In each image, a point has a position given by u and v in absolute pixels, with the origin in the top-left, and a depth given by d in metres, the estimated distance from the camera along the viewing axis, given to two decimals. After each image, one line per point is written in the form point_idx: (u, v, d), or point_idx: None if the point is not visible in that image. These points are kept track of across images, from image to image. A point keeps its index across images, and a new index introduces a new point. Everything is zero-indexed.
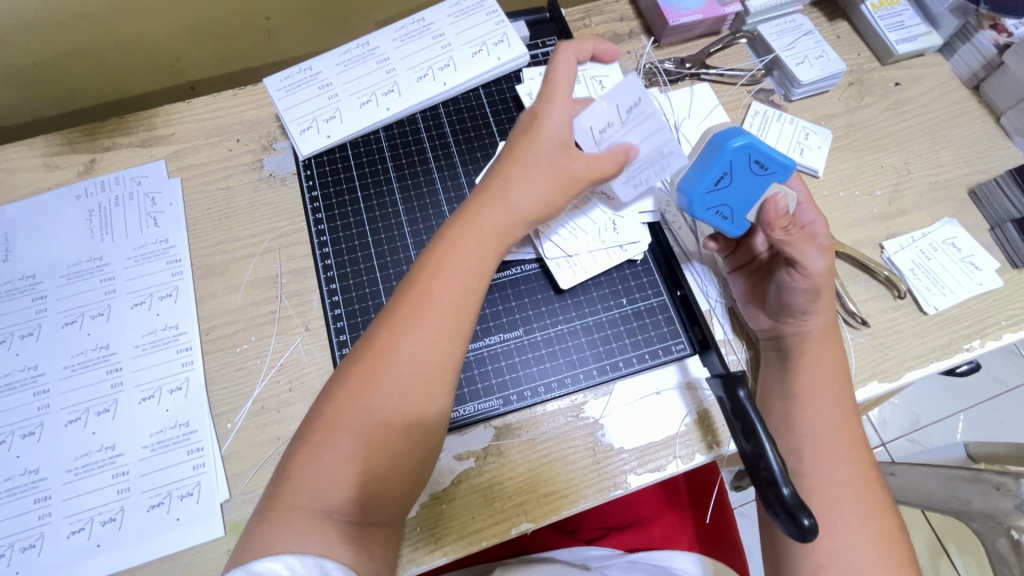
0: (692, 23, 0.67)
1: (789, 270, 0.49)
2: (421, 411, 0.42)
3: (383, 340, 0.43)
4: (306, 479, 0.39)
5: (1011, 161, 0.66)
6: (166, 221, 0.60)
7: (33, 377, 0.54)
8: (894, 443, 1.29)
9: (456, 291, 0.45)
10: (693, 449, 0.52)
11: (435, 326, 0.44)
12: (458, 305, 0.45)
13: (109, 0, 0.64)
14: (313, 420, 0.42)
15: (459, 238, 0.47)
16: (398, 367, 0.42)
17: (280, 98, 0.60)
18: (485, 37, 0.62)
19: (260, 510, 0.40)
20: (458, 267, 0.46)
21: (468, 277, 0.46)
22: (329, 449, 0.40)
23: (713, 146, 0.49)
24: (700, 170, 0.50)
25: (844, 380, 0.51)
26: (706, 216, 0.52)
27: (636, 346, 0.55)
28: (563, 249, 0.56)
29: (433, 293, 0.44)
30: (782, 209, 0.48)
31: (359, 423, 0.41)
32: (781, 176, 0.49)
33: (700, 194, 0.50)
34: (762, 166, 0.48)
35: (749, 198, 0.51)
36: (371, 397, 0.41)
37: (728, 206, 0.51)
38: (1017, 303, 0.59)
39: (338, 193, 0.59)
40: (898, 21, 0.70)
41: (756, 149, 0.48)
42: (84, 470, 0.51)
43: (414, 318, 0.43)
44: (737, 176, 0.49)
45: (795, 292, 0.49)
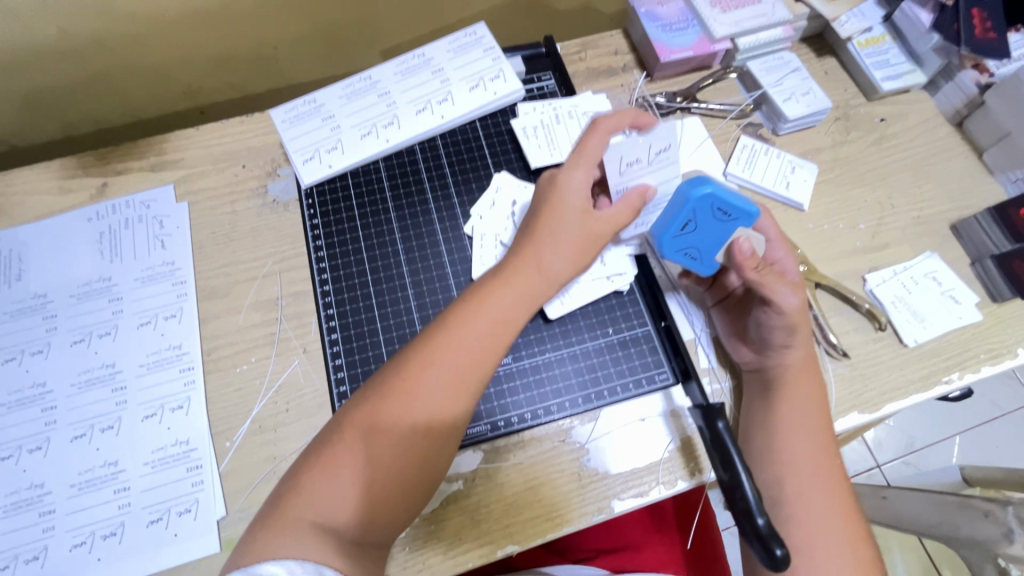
0: (682, 59, 0.70)
1: (762, 308, 0.53)
2: (434, 450, 0.45)
3: (413, 377, 0.45)
4: (317, 495, 0.41)
5: (993, 197, 0.68)
6: (173, 244, 0.63)
7: (41, 394, 0.56)
8: (889, 465, 1.29)
9: (485, 339, 0.47)
10: (675, 475, 0.54)
11: (463, 372, 0.46)
12: (483, 353, 0.47)
13: (123, 30, 0.67)
14: (327, 440, 0.44)
15: (493, 287, 0.49)
16: (425, 407, 0.45)
17: (284, 130, 0.63)
18: (483, 73, 0.64)
19: (260, 522, 0.41)
20: (489, 316, 0.48)
21: (499, 328, 0.48)
22: (344, 470, 0.42)
23: (680, 195, 0.52)
24: (668, 216, 0.53)
25: (822, 411, 0.53)
26: (676, 257, 0.56)
27: (620, 375, 0.57)
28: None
29: (464, 339, 0.47)
30: (747, 252, 0.51)
31: (376, 450, 0.43)
32: (744, 221, 0.52)
33: (669, 237, 0.54)
34: (726, 214, 0.52)
35: (715, 242, 0.54)
36: (394, 430, 0.44)
37: (696, 249, 0.55)
38: (996, 336, 0.61)
39: (338, 221, 0.62)
40: (883, 59, 0.72)
41: (718, 197, 0.51)
42: (88, 485, 0.53)
43: (443, 363, 0.46)
44: (703, 222, 0.52)
45: (770, 328, 0.53)
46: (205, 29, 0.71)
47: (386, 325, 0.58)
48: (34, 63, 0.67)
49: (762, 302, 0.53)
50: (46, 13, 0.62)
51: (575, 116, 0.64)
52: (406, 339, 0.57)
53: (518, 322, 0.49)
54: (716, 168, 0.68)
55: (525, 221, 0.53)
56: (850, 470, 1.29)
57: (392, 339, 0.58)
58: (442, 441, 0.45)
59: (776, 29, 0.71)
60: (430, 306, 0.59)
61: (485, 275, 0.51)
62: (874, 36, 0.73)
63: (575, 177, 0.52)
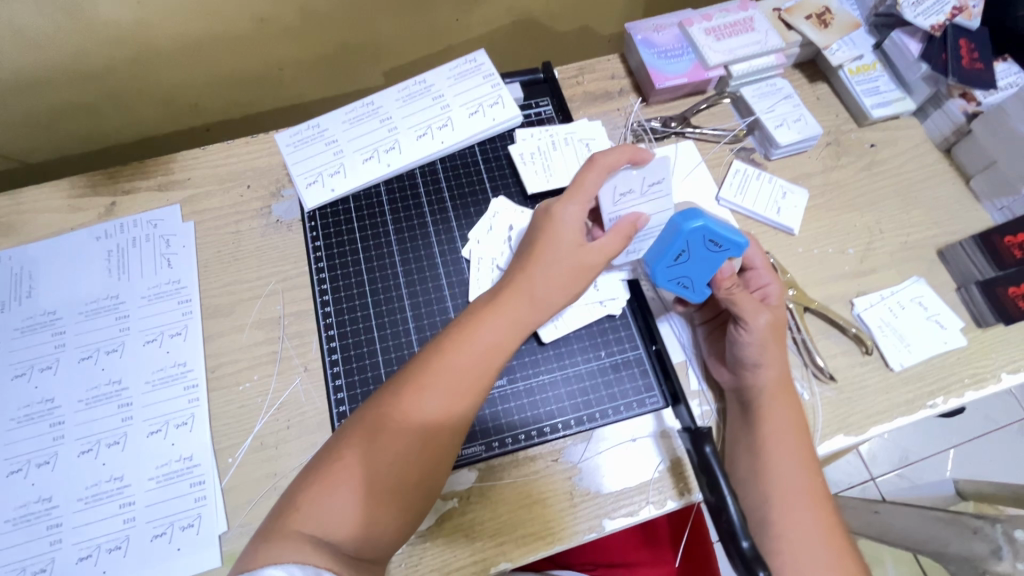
0: (677, 85, 0.72)
1: (736, 327, 0.55)
2: (429, 470, 0.47)
3: (410, 398, 0.47)
4: (317, 510, 0.43)
5: (979, 223, 0.70)
6: (179, 263, 0.64)
7: (50, 409, 0.58)
8: (883, 478, 1.30)
9: (480, 364, 0.49)
10: (665, 495, 0.55)
11: (457, 397, 0.48)
12: (478, 376, 0.49)
13: (133, 52, 0.69)
14: (331, 455, 0.46)
15: (488, 312, 0.51)
16: (422, 428, 0.47)
17: (289, 154, 0.65)
18: (482, 100, 0.66)
19: (260, 534, 0.42)
20: (485, 341, 0.50)
21: (493, 353, 0.50)
22: (344, 484, 0.44)
23: (673, 226, 0.54)
24: (662, 246, 0.55)
25: (806, 432, 0.54)
26: (669, 286, 0.57)
27: (612, 397, 0.59)
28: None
29: (461, 363, 0.49)
30: (727, 272, 0.56)
31: (374, 467, 0.45)
32: (734, 252, 0.54)
33: (662, 267, 0.56)
34: (718, 246, 0.54)
35: (705, 271, 0.55)
36: (393, 448, 0.45)
37: (688, 278, 0.56)
38: (980, 361, 0.62)
39: (339, 243, 0.64)
40: (873, 86, 0.73)
41: (710, 229, 0.53)
42: (94, 499, 0.54)
43: (440, 385, 0.48)
44: (696, 252, 0.54)
45: (744, 349, 0.54)
46: (212, 51, 0.73)
47: (385, 346, 0.60)
48: (46, 84, 0.69)
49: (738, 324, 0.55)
50: (61, 37, 0.64)
51: (571, 143, 0.65)
52: (404, 360, 0.59)
53: (511, 347, 0.51)
54: (709, 193, 0.70)
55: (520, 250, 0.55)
56: (845, 483, 1.30)
57: (390, 360, 0.59)
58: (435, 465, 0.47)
59: (768, 56, 0.73)
60: (428, 328, 0.60)
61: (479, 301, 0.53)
62: (864, 64, 0.74)
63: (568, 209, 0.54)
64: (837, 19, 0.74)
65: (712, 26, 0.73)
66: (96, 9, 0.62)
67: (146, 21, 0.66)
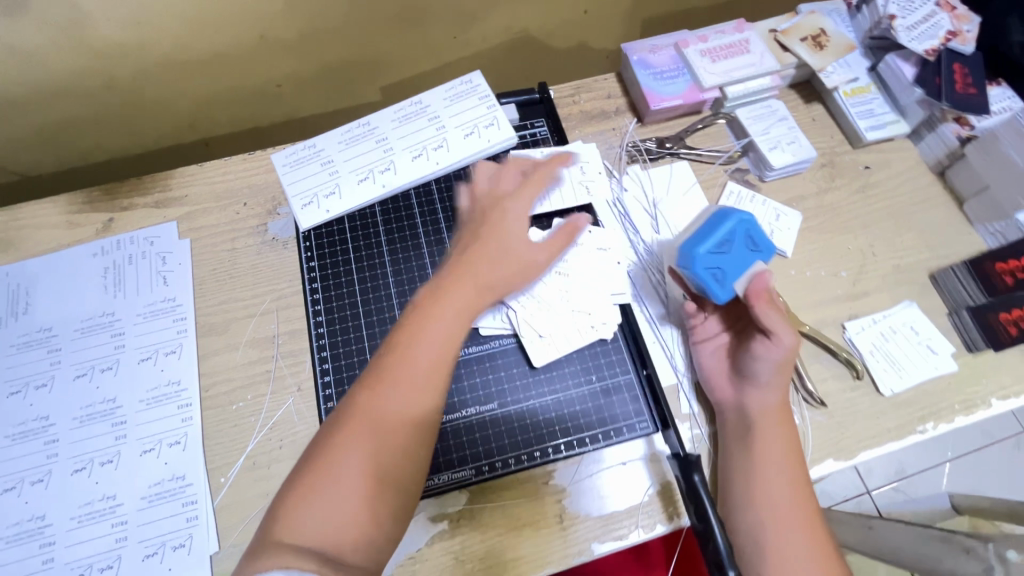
0: (672, 106, 0.72)
1: (762, 339, 0.54)
2: (401, 462, 0.47)
3: (371, 395, 0.48)
4: (298, 523, 0.43)
5: (972, 247, 0.70)
6: (175, 280, 0.65)
7: (44, 427, 0.58)
8: (879, 492, 1.30)
9: (437, 351, 0.50)
10: (654, 519, 0.55)
11: (419, 382, 0.49)
12: (437, 362, 0.50)
13: (133, 68, 0.70)
14: (302, 471, 0.46)
15: (438, 301, 0.52)
16: (384, 420, 0.47)
17: (284, 174, 0.65)
18: (477, 121, 0.67)
19: (247, 554, 0.42)
20: (439, 327, 0.50)
21: (450, 338, 0.50)
22: (319, 496, 0.44)
23: (715, 220, 0.57)
24: (704, 232, 0.56)
25: (799, 456, 0.53)
26: (704, 275, 0.55)
27: (601, 422, 0.59)
28: (536, 328, 0.61)
29: (417, 353, 0.49)
30: (767, 283, 0.55)
31: (349, 471, 0.45)
32: (765, 257, 0.56)
33: (703, 252, 0.55)
34: (755, 244, 0.56)
35: (739, 270, 0.56)
36: (363, 448, 0.46)
37: (722, 270, 0.55)
38: (971, 387, 0.63)
39: (333, 263, 0.64)
40: (868, 108, 0.74)
41: (751, 226, 0.57)
42: (86, 518, 0.55)
43: (398, 377, 0.48)
44: (737, 246, 0.56)
45: (766, 361, 0.54)
46: (211, 67, 0.74)
47: None
48: (46, 99, 0.70)
49: (763, 335, 0.55)
50: (60, 53, 0.64)
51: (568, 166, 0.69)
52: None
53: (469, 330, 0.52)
54: None
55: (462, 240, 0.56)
56: (840, 496, 1.29)
57: None
58: (409, 449, 0.48)
59: (764, 78, 0.73)
60: None
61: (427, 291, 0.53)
62: (859, 86, 0.75)
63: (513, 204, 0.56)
64: (832, 41, 0.74)
65: (708, 48, 0.73)
66: (94, 27, 0.63)
67: (145, 39, 0.66)
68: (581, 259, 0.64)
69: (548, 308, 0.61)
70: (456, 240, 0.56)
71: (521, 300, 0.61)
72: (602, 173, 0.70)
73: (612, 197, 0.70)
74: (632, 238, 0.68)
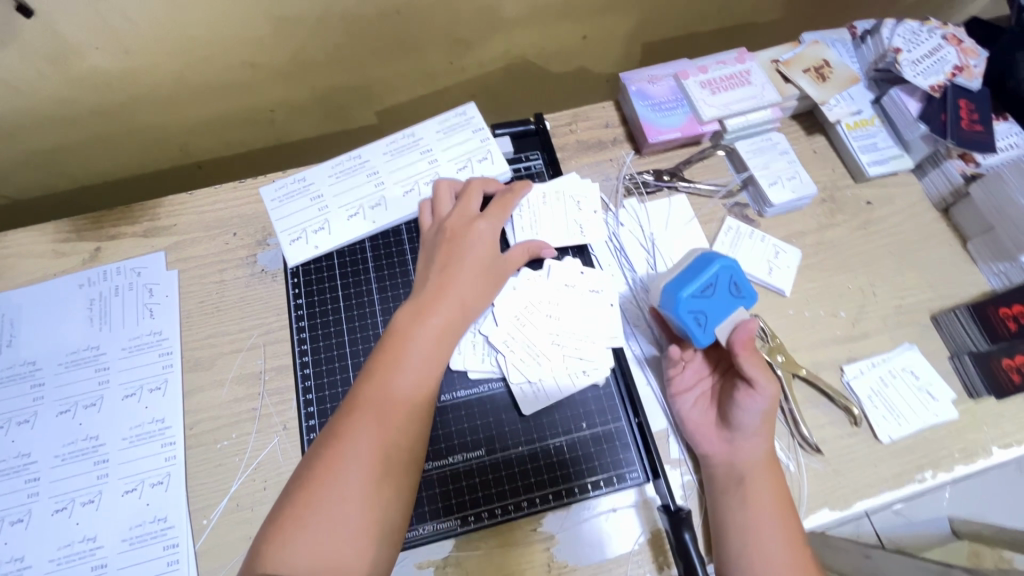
0: (670, 139, 0.71)
1: (745, 389, 0.54)
2: (387, 482, 0.48)
3: (352, 420, 0.50)
4: (286, 556, 0.43)
5: (975, 287, 0.68)
6: (161, 313, 0.64)
7: (26, 464, 0.57)
8: (877, 515, 1.27)
9: (417, 373, 0.53)
10: (644, 569, 0.54)
11: (403, 403, 0.51)
12: (414, 383, 0.52)
13: (122, 95, 0.69)
14: (289, 501, 0.46)
15: (415, 325, 0.55)
16: (368, 439, 0.49)
17: (273, 209, 0.64)
18: (471, 155, 0.65)
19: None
20: (418, 351, 0.54)
21: (428, 361, 0.54)
22: (308, 519, 0.45)
23: (700, 263, 0.56)
24: (689, 275, 0.56)
25: (790, 508, 0.52)
26: (687, 318, 0.56)
27: (592, 470, 0.58)
28: (527, 374, 0.59)
29: (398, 375, 0.52)
30: (750, 334, 0.55)
31: (338, 492, 0.46)
32: (748, 304, 0.56)
33: (688, 295, 0.55)
34: (738, 291, 0.56)
35: (721, 315, 0.56)
36: (350, 469, 0.47)
37: (705, 314, 0.56)
38: (971, 434, 0.61)
39: (321, 301, 0.63)
40: (871, 142, 0.72)
41: (736, 273, 0.56)
42: (66, 560, 0.54)
43: (377, 400, 0.51)
44: (720, 291, 0.56)
45: (753, 411, 0.54)
46: (201, 93, 0.73)
47: None
48: (34, 125, 0.69)
49: (745, 384, 0.55)
50: (46, 82, 0.63)
51: (561, 199, 0.66)
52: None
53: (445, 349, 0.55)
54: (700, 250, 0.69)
55: (429, 268, 0.59)
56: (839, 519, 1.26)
57: None
58: (395, 467, 0.49)
59: (764, 111, 0.71)
60: None
61: (403, 316, 0.56)
62: (863, 119, 0.73)
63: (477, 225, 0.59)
64: (835, 73, 0.73)
65: (708, 79, 0.72)
66: (82, 58, 0.62)
67: (134, 69, 0.66)
68: (574, 301, 0.62)
69: (538, 354, 0.60)
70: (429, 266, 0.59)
71: (511, 345, 0.60)
72: (597, 212, 0.66)
73: (609, 232, 0.69)
74: (627, 275, 0.67)
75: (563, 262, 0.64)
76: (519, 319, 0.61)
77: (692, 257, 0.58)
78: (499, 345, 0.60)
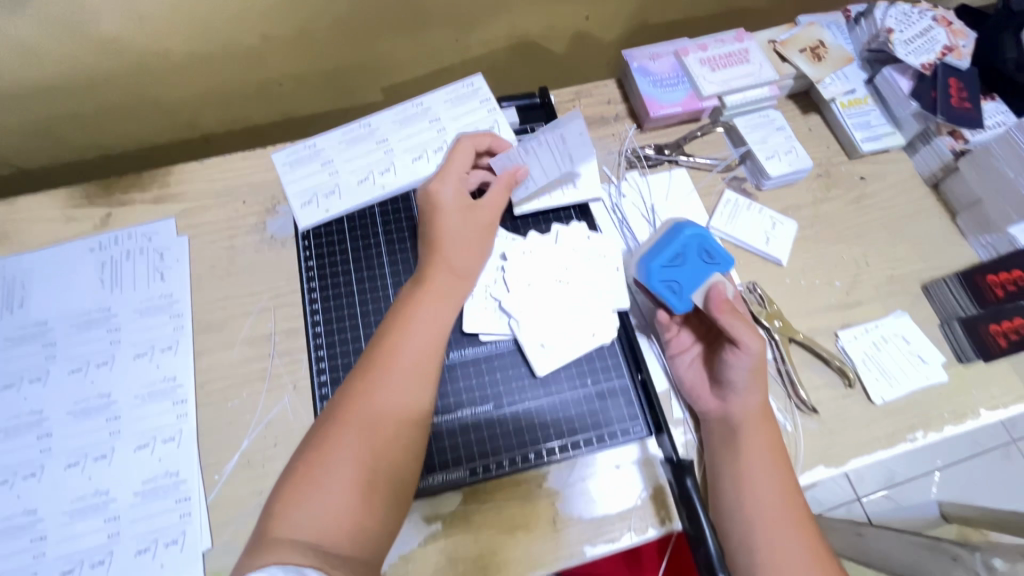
0: (671, 114, 0.73)
1: (731, 348, 0.56)
2: (391, 448, 0.50)
3: (356, 391, 0.51)
4: (293, 518, 0.45)
5: (964, 258, 0.71)
6: (172, 276, 0.65)
7: (37, 421, 0.58)
8: (869, 499, 1.29)
9: (419, 343, 0.54)
10: (646, 522, 0.56)
11: (404, 373, 0.52)
12: (415, 354, 0.53)
13: (134, 64, 0.70)
14: (295, 468, 0.48)
15: (416, 298, 0.56)
16: (372, 410, 0.50)
17: (284, 173, 0.66)
18: (478, 124, 0.67)
19: (250, 549, 0.44)
20: (419, 322, 0.55)
21: (429, 331, 0.55)
22: (314, 485, 0.46)
23: (671, 234, 0.60)
24: (660, 247, 0.60)
25: (784, 458, 0.54)
26: (660, 288, 0.59)
27: (597, 426, 0.59)
28: (539, 338, 0.61)
29: (396, 347, 0.53)
30: (724, 296, 0.56)
31: (341, 460, 0.48)
32: (723, 269, 0.59)
33: (657, 266, 0.59)
34: (709, 258, 0.59)
35: (697, 282, 0.59)
36: (354, 438, 0.49)
37: (678, 283, 0.59)
38: (960, 396, 0.63)
39: (332, 263, 0.64)
40: (865, 120, 0.75)
41: (705, 240, 0.60)
42: (79, 513, 0.55)
43: (380, 372, 0.52)
44: (690, 259, 0.59)
45: (739, 368, 0.55)
46: (211, 65, 0.74)
47: None
48: (46, 93, 0.70)
49: (732, 344, 0.56)
50: (60, 48, 0.64)
51: None
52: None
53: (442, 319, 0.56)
54: (700, 221, 0.71)
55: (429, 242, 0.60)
56: (829, 502, 1.28)
57: None
58: (398, 433, 0.50)
59: (762, 88, 0.74)
60: None
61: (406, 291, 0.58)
62: (857, 98, 0.76)
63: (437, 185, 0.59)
64: (831, 53, 0.75)
65: (708, 57, 0.74)
66: (96, 25, 0.63)
67: (147, 38, 0.67)
68: (581, 267, 0.64)
69: (548, 317, 0.62)
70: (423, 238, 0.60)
71: (522, 309, 0.62)
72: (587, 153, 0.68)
73: (611, 204, 0.71)
74: (628, 243, 0.69)
75: (570, 228, 0.66)
76: (529, 286, 0.62)
77: (665, 228, 0.61)
78: (510, 309, 0.61)
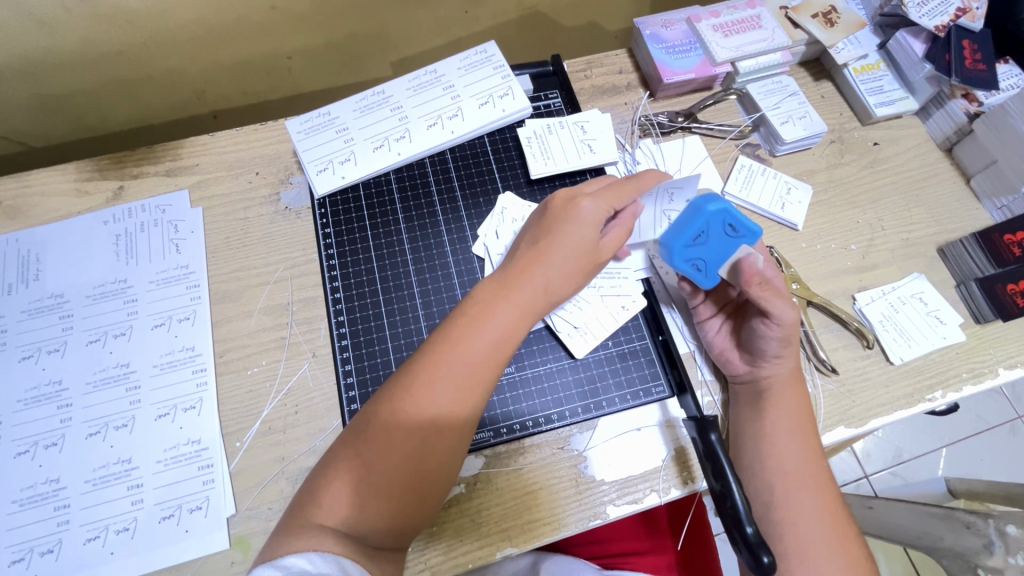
0: (684, 81, 0.72)
1: (760, 319, 0.55)
2: (438, 459, 0.46)
3: (418, 390, 0.46)
4: (328, 499, 0.43)
5: (979, 222, 0.71)
6: (187, 248, 0.64)
7: (57, 391, 0.58)
8: (876, 476, 1.26)
9: (485, 354, 0.48)
10: (670, 483, 0.56)
11: (468, 384, 0.47)
12: (485, 363, 0.48)
13: (144, 38, 0.70)
14: (342, 446, 0.45)
15: (493, 301, 0.50)
16: (432, 416, 0.46)
17: (300, 140, 0.68)
18: (492, 90, 0.70)
19: (279, 528, 0.42)
20: (491, 330, 0.49)
21: (499, 344, 0.49)
22: (353, 481, 0.44)
23: (693, 208, 0.56)
24: (682, 226, 0.56)
25: (810, 421, 0.55)
26: (684, 266, 0.57)
27: (618, 387, 0.60)
28: (572, 322, 0.61)
29: (467, 348, 0.48)
30: (755, 267, 0.54)
31: (386, 457, 0.44)
32: (750, 240, 0.55)
33: (680, 246, 0.57)
34: (735, 230, 0.55)
35: (722, 258, 0.56)
36: (403, 446, 0.45)
37: (703, 260, 0.57)
38: (978, 356, 0.64)
39: (349, 231, 0.65)
40: (878, 85, 0.74)
41: (729, 214, 0.55)
42: (102, 481, 0.54)
43: (446, 371, 0.46)
44: (714, 235, 0.56)
45: (770, 340, 0.54)
46: (221, 37, 0.74)
47: (392, 323, 0.62)
48: (57, 68, 0.70)
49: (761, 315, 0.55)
50: (72, 22, 0.64)
51: (565, 126, 0.69)
52: (411, 335, 0.61)
53: (517, 335, 0.50)
54: (715, 188, 0.71)
55: (525, 240, 0.55)
56: (838, 479, 1.26)
57: (399, 346, 0.61)
58: (446, 455, 0.46)
59: (775, 54, 0.73)
60: (437, 315, 0.62)
61: (484, 287, 0.51)
62: (869, 63, 0.75)
63: (581, 199, 0.54)
64: (843, 18, 0.74)
65: (720, 23, 0.74)
66: None
67: (158, 11, 0.66)
68: None
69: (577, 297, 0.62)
70: (525, 233, 0.56)
71: None
72: (603, 132, 0.69)
73: (626, 172, 0.71)
74: None
75: None
76: None
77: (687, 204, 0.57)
78: None
